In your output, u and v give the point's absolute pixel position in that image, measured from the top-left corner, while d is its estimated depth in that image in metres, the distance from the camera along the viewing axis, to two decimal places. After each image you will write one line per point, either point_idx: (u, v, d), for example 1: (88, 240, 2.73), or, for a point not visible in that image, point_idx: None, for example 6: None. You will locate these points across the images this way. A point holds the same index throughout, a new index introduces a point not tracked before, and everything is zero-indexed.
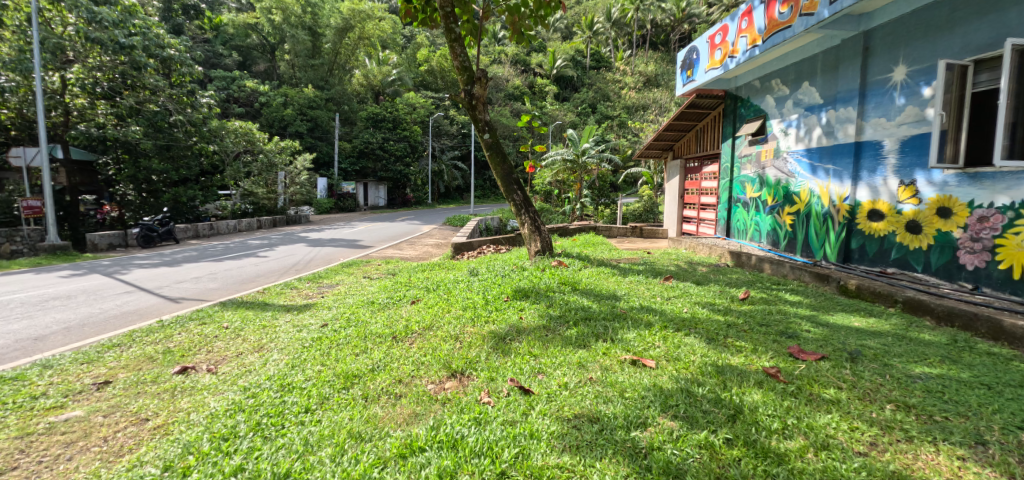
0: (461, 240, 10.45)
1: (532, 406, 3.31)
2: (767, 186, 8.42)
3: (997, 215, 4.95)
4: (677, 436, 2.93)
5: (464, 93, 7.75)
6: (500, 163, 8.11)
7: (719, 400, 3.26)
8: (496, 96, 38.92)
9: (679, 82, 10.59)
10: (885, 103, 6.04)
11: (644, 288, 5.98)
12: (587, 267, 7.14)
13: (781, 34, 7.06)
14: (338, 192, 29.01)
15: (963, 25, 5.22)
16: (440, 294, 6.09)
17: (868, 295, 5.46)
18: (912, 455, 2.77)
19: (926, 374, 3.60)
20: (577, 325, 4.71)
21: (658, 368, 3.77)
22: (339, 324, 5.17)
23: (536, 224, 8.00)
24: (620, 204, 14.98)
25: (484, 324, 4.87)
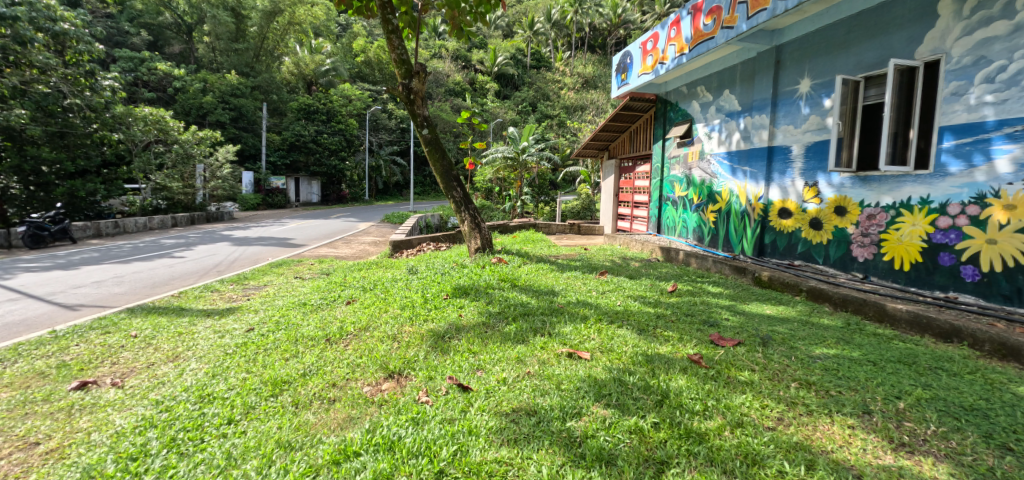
0: (400, 237, 10.44)
1: (470, 403, 3.48)
2: (694, 185, 8.98)
3: (881, 213, 5.54)
4: (610, 423, 3.19)
5: (402, 87, 7.75)
6: (440, 160, 8.17)
7: (648, 387, 3.56)
8: (437, 91, 38.50)
9: (614, 85, 11.03)
10: (793, 112, 6.65)
11: (581, 284, 6.28)
12: (526, 264, 7.39)
13: (705, 44, 7.58)
14: (267, 187, 27.90)
15: (856, 46, 5.82)
16: (377, 293, 6.13)
17: (778, 285, 6.00)
18: (812, 427, 3.17)
19: (825, 354, 4.09)
20: (515, 321, 4.93)
21: (592, 360, 4.04)
22: (267, 328, 5.11)
23: (476, 221, 8.09)
24: (559, 202, 15.45)
25: (422, 323, 4.99)
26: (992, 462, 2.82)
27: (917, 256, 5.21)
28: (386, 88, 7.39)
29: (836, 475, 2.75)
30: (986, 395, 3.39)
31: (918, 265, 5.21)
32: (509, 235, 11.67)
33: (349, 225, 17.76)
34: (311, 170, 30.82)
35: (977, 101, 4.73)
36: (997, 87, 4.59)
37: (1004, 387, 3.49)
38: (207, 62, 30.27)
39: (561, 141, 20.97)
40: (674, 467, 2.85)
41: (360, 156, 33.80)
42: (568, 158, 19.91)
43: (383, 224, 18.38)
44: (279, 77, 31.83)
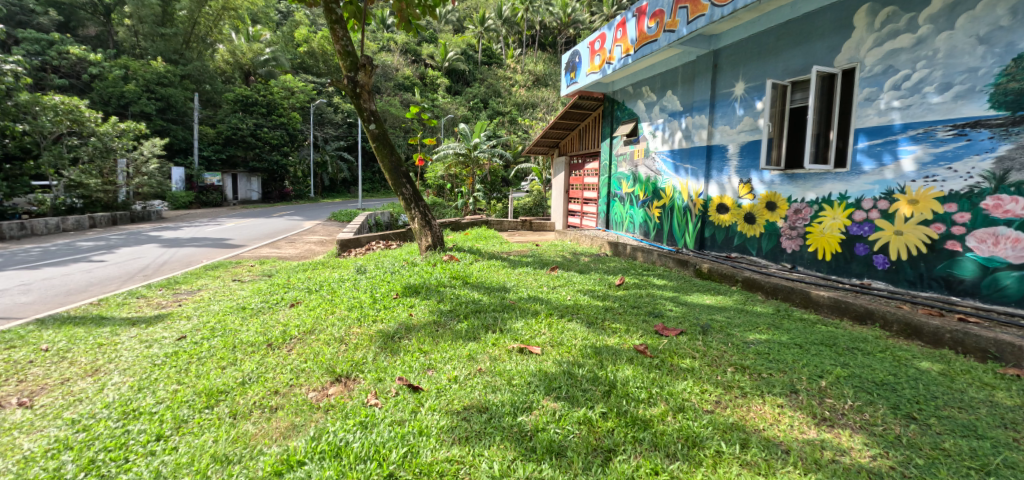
0: (348, 235, 10.30)
1: (421, 403, 3.49)
2: (640, 182, 9.33)
3: (807, 208, 6.00)
4: (559, 416, 3.31)
5: (347, 80, 7.65)
6: (388, 156, 8.12)
7: (596, 378, 3.73)
8: (385, 85, 37.74)
9: (564, 83, 11.27)
10: (729, 113, 7.05)
11: (532, 279, 6.45)
12: (478, 261, 7.50)
13: (648, 46, 7.89)
14: (200, 184, 26.49)
15: (784, 53, 6.24)
16: (323, 295, 6.06)
17: (717, 276, 6.37)
18: (746, 408, 3.41)
19: (758, 339, 4.41)
20: (467, 318, 5.03)
21: (543, 354, 4.20)
22: (200, 336, 4.94)
23: (426, 218, 8.13)
24: (511, 199, 15.62)
25: (371, 323, 5.00)
26: (898, 431, 3.08)
27: (838, 247, 5.66)
28: (330, 81, 7.28)
29: (767, 451, 2.95)
30: (894, 371, 3.75)
31: (838, 255, 5.66)
32: (461, 232, 11.72)
33: (293, 224, 17.29)
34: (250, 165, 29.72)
35: (886, 106, 5.18)
36: (902, 94, 5.04)
37: (910, 362, 3.88)
38: (130, 48, 27.50)
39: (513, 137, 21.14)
40: (621, 453, 2.99)
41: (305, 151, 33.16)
42: (520, 155, 20.15)
43: (330, 222, 18.00)
44: (212, 65, 30.10)
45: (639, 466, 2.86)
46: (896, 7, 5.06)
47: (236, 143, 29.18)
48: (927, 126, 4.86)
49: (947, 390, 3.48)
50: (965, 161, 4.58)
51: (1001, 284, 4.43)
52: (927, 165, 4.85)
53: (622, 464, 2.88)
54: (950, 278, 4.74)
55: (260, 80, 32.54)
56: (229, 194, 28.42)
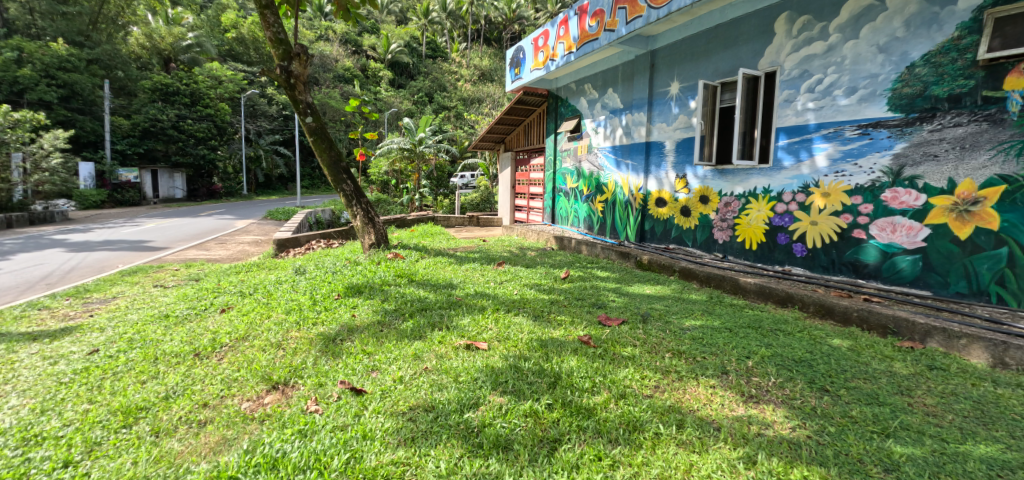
0: (287, 235, 10.02)
1: (364, 407, 3.45)
2: (583, 178, 9.62)
3: (735, 202, 6.41)
4: (506, 410, 3.36)
5: (280, 70, 7.42)
6: (327, 150, 7.95)
7: (542, 371, 3.83)
8: (324, 77, 36.37)
9: (508, 79, 11.40)
10: (665, 111, 7.41)
11: (479, 275, 6.55)
12: (424, 258, 7.52)
13: (590, 44, 8.13)
14: (112, 181, 23.89)
15: (714, 55, 6.62)
16: (257, 298, 5.81)
17: (656, 267, 6.70)
18: (683, 390, 3.63)
19: (693, 325, 4.72)
20: (412, 317, 5.05)
21: (489, 349, 4.27)
22: (116, 349, 4.49)
23: (369, 216, 8.04)
24: (457, 195, 15.60)
25: (311, 327, 4.87)
26: (814, 403, 3.39)
27: (763, 237, 6.10)
28: (262, 71, 7.04)
29: (701, 430, 3.16)
30: (810, 348, 4.14)
31: (763, 244, 6.10)
32: (407, 229, 11.62)
33: (223, 224, 16.45)
34: (172, 160, 27.30)
35: (803, 107, 5.62)
36: (816, 96, 5.48)
37: (823, 340, 4.28)
38: (23, 27, 23.59)
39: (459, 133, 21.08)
40: (566, 443, 3.09)
41: (235, 145, 31.73)
42: (466, 150, 20.19)
43: (267, 221, 17.30)
44: (126, 50, 27.64)
45: (583, 454, 2.98)
46: (811, 17, 5.50)
47: (155, 136, 26.72)
48: (836, 126, 5.32)
49: (855, 363, 3.87)
50: (868, 157, 5.06)
51: (898, 267, 4.92)
52: (837, 161, 5.31)
53: (567, 453, 2.99)
54: (857, 263, 5.22)
55: (180, 67, 30.19)
56: (148, 191, 26.50)
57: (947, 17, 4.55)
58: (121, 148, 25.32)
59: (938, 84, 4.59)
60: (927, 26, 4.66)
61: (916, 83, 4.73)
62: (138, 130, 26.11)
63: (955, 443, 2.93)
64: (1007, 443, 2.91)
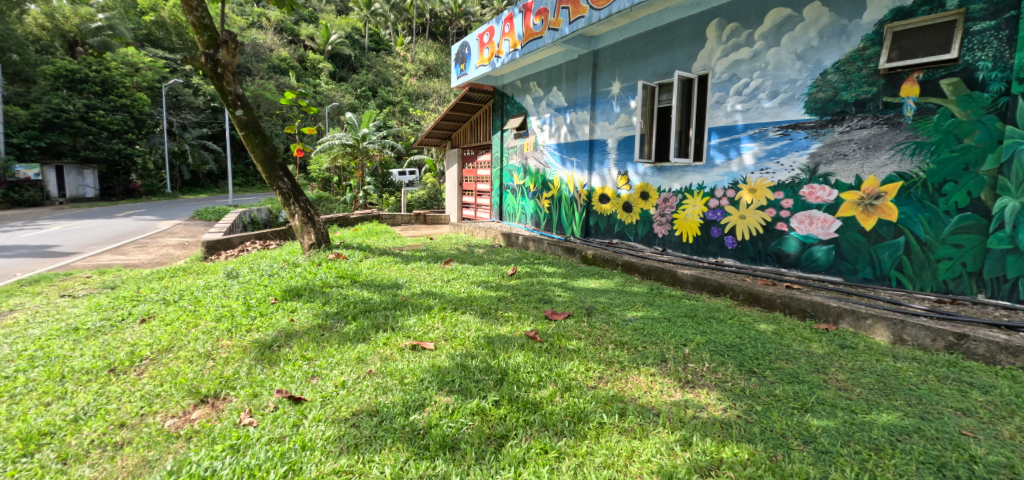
0: (217, 236, 9.17)
1: (303, 416, 3.29)
2: (530, 175, 9.80)
3: (673, 197, 6.75)
4: (452, 410, 3.34)
5: (206, 58, 6.96)
6: (260, 145, 7.53)
7: (489, 368, 3.86)
8: (257, 67, 34.14)
9: (454, 74, 11.39)
10: (607, 110, 7.68)
11: (425, 274, 6.55)
12: (368, 258, 7.37)
13: (534, 42, 8.27)
14: (11, 178, 21.30)
15: (652, 57, 6.93)
16: (183, 305, 5.25)
17: (600, 261, 6.95)
18: (625, 379, 3.81)
19: (635, 316, 4.98)
20: (356, 319, 4.91)
21: (435, 349, 4.24)
22: (13, 368, 3.91)
23: (308, 215, 7.75)
24: (403, 192, 15.36)
25: (245, 334, 4.54)
26: (743, 384, 3.67)
27: (698, 231, 6.46)
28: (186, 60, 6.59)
29: (642, 417, 3.31)
30: (740, 334, 4.46)
31: (698, 237, 6.47)
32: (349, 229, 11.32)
33: (145, 226, 15.30)
34: (82, 155, 24.73)
35: (732, 109, 6.00)
36: (744, 98, 5.86)
37: (751, 325, 4.63)
38: None
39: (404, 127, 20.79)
40: (513, 438, 3.13)
41: (156, 139, 28.93)
42: (411, 147, 20.02)
43: (197, 222, 16.35)
44: (25, 31, 24.95)
45: (530, 448, 3.03)
46: (738, 24, 5.87)
47: (61, 127, 24.17)
48: (761, 127, 5.71)
49: (778, 346, 4.22)
50: (789, 156, 5.48)
51: (815, 256, 5.37)
52: (762, 159, 5.71)
53: (514, 449, 3.03)
54: (781, 253, 5.64)
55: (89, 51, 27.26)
56: (52, 190, 23.51)
57: (854, 29, 4.97)
58: (18, 140, 22.28)
59: (847, 90, 5.02)
60: (837, 37, 5.09)
61: (829, 88, 5.16)
62: (38, 122, 23.39)
63: (862, 414, 3.27)
64: (905, 411, 3.27)
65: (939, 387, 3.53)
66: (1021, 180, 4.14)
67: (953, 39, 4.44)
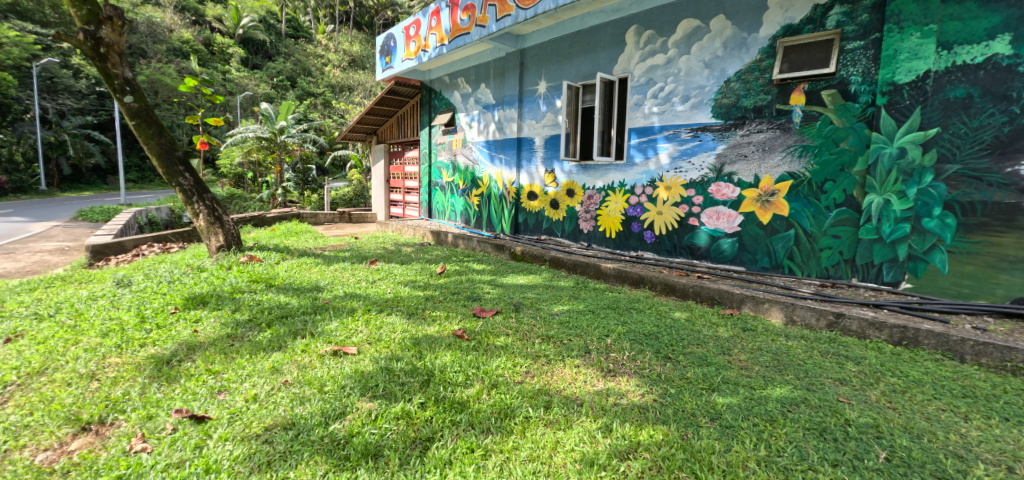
0: (104, 239, 8.20)
1: (208, 436, 3.20)
2: (459, 172, 9.84)
3: (596, 195, 7.06)
4: (375, 416, 3.37)
5: (83, 36, 6.13)
6: (154, 137, 6.69)
7: (415, 370, 3.90)
8: (154, 47, 30.20)
9: (378, 67, 11.15)
10: (534, 109, 7.88)
11: (349, 275, 6.41)
12: (286, 260, 6.99)
13: (461, 38, 8.28)
14: None
15: (576, 58, 7.19)
16: (60, 321, 4.79)
17: (529, 257, 7.15)
18: (552, 372, 3.98)
19: (562, 310, 5.20)
20: (270, 327, 4.77)
21: (359, 354, 4.24)
22: None
23: (215, 215, 7.01)
24: (326, 189, 14.72)
25: (139, 349, 4.28)
26: (659, 370, 3.96)
27: (620, 226, 6.81)
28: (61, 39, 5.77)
29: (567, 408, 3.49)
30: (658, 322, 4.79)
31: (620, 232, 6.81)
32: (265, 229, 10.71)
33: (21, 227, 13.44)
34: None
35: (649, 111, 6.36)
36: (659, 101, 6.23)
37: (667, 314, 4.99)
38: None
39: (327, 121, 20.07)
40: (438, 440, 3.20)
41: (25, 127, 24.42)
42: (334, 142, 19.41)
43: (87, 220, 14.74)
44: None
45: (456, 448, 3.11)
46: (654, 31, 6.23)
47: None
48: (674, 129, 6.11)
49: (691, 331, 4.58)
50: (699, 156, 5.90)
51: (722, 248, 5.83)
52: (676, 159, 6.11)
53: (440, 451, 3.10)
54: (693, 246, 6.07)
55: None
56: None
57: (753, 42, 5.42)
58: None
59: (747, 97, 5.48)
60: (738, 48, 5.53)
61: (731, 95, 5.60)
62: None
63: (760, 389, 3.63)
64: (795, 384, 3.68)
65: (822, 360, 3.99)
66: (883, 178, 4.69)
67: (830, 55, 4.92)
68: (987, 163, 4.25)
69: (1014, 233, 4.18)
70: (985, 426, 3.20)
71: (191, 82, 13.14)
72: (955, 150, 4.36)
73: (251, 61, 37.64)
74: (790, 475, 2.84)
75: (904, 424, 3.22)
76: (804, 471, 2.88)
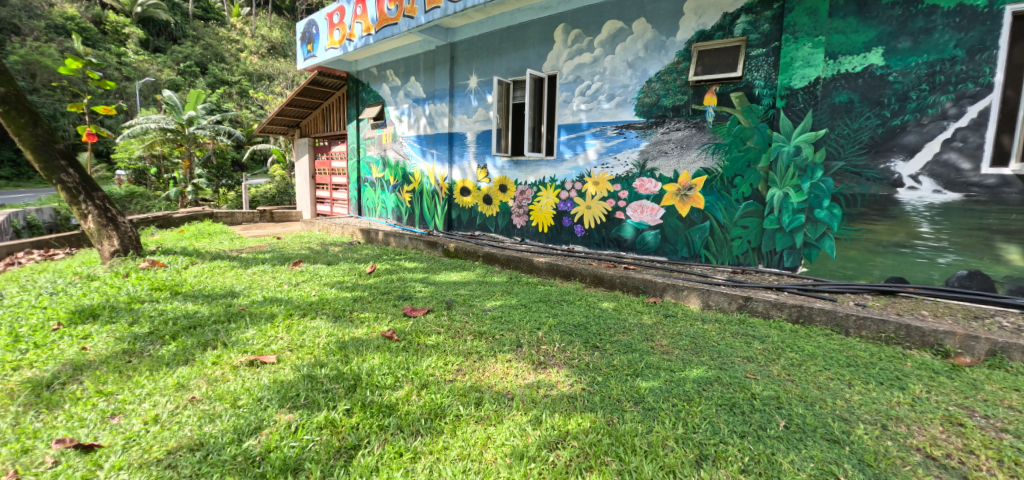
0: None
1: (98, 466, 2.94)
2: (389, 167, 9.59)
3: (528, 190, 7.19)
4: (295, 428, 3.26)
5: None
6: (31, 128, 5.86)
7: (340, 375, 3.79)
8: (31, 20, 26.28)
9: (301, 55, 10.42)
10: (466, 104, 7.85)
11: (269, 278, 6.04)
12: (195, 265, 6.44)
13: (389, 29, 7.98)
14: None
15: (506, 54, 7.23)
16: None
17: (462, 254, 7.13)
18: (483, 369, 4.04)
19: (494, 305, 5.27)
20: (175, 339, 4.40)
21: (278, 362, 4.03)
22: None
23: (107, 215, 6.29)
24: (246, 186, 13.62)
25: (15, 372, 3.80)
26: (587, 359, 4.16)
27: (551, 220, 6.99)
28: None
29: (497, 403, 3.56)
30: (586, 313, 5.01)
31: (552, 227, 7.00)
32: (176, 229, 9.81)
33: None
34: None
35: (577, 108, 6.57)
36: (587, 99, 6.46)
37: (596, 304, 5.22)
38: None
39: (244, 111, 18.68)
40: (365, 447, 3.15)
41: None
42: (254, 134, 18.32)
43: None
44: None
45: (384, 454, 3.08)
46: (581, 31, 6.42)
47: None
48: (601, 126, 6.37)
49: (617, 320, 4.85)
50: (624, 152, 6.20)
51: (647, 240, 6.19)
52: (603, 155, 6.38)
53: (366, 458, 3.05)
54: (621, 239, 6.39)
55: None
56: None
57: (671, 46, 5.77)
58: None
59: (666, 97, 5.84)
60: (659, 51, 5.86)
61: (653, 95, 5.94)
62: None
63: (679, 371, 3.93)
64: (709, 364, 4.02)
65: (732, 341, 4.39)
66: (783, 173, 5.21)
67: (737, 60, 5.36)
68: (865, 160, 4.85)
69: (887, 221, 4.80)
70: (864, 390, 3.67)
71: (73, 64, 11.02)
72: (839, 149, 4.94)
73: (152, 42, 32.62)
74: (703, 449, 3.10)
75: (800, 394, 3.62)
76: (716, 444, 3.15)
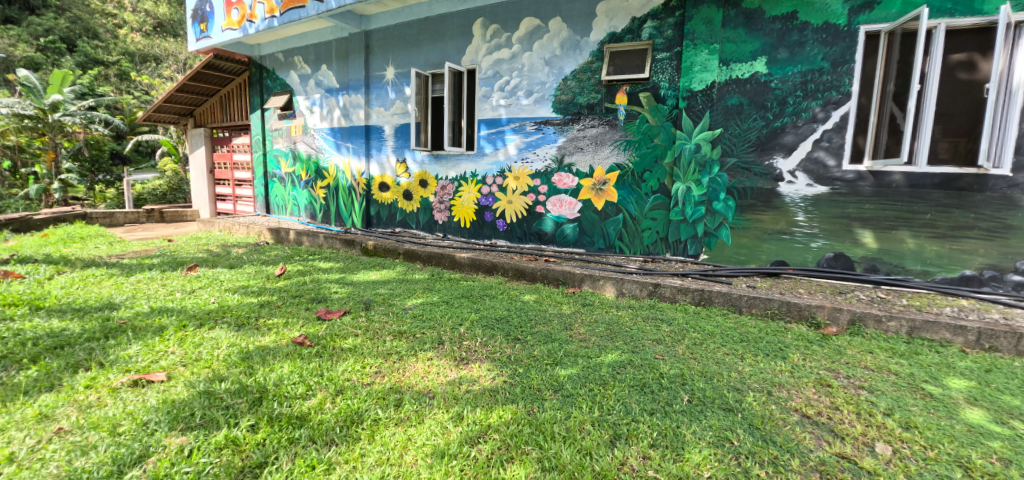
0: None
1: None
2: (300, 161, 8.97)
3: (449, 185, 7.09)
4: (189, 451, 2.93)
5: None
6: None
7: (243, 389, 3.46)
8: None
9: (190, 35, 9.27)
10: (382, 96, 7.55)
11: (157, 286, 5.33)
12: (64, 274, 5.50)
13: (294, 12, 7.32)
14: None
15: (424, 46, 7.04)
16: None
17: (381, 252, 6.85)
18: (404, 369, 3.90)
19: (415, 303, 5.13)
20: (38, 362, 3.73)
21: (169, 380, 3.58)
22: None
23: None
24: (127, 181, 11.97)
25: None
26: (509, 351, 4.20)
27: (473, 216, 6.96)
28: None
29: (418, 403, 3.47)
30: (507, 306, 5.07)
31: (474, 222, 6.98)
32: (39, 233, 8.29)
33: None
34: None
35: (496, 103, 6.59)
36: (506, 95, 6.50)
37: (517, 297, 5.30)
38: None
39: (123, 96, 16.45)
40: (272, 464, 2.92)
41: None
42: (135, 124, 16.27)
43: None
44: None
45: (293, 470, 2.88)
46: (499, 26, 6.43)
47: None
48: (520, 121, 6.45)
49: (537, 311, 4.96)
50: (542, 148, 6.35)
51: (566, 233, 6.41)
52: (523, 150, 6.47)
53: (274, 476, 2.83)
54: (541, 232, 6.54)
55: None
56: None
57: (585, 45, 6.00)
58: None
59: (581, 95, 6.07)
60: (573, 50, 6.06)
61: (569, 93, 6.14)
62: None
63: (595, 357, 4.12)
64: (622, 349, 4.26)
65: (643, 325, 4.70)
66: (685, 168, 5.65)
67: (645, 62, 5.69)
68: (753, 156, 5.43)
69: (771, 211, 5.42)
70: (754, 362, 4.10)
71: None
72: (732, 146, 5.50)
73: None
74: (617, 429, 3.26)
75: (701, 370, 3.96)
76: (628, 423, 3.33)
